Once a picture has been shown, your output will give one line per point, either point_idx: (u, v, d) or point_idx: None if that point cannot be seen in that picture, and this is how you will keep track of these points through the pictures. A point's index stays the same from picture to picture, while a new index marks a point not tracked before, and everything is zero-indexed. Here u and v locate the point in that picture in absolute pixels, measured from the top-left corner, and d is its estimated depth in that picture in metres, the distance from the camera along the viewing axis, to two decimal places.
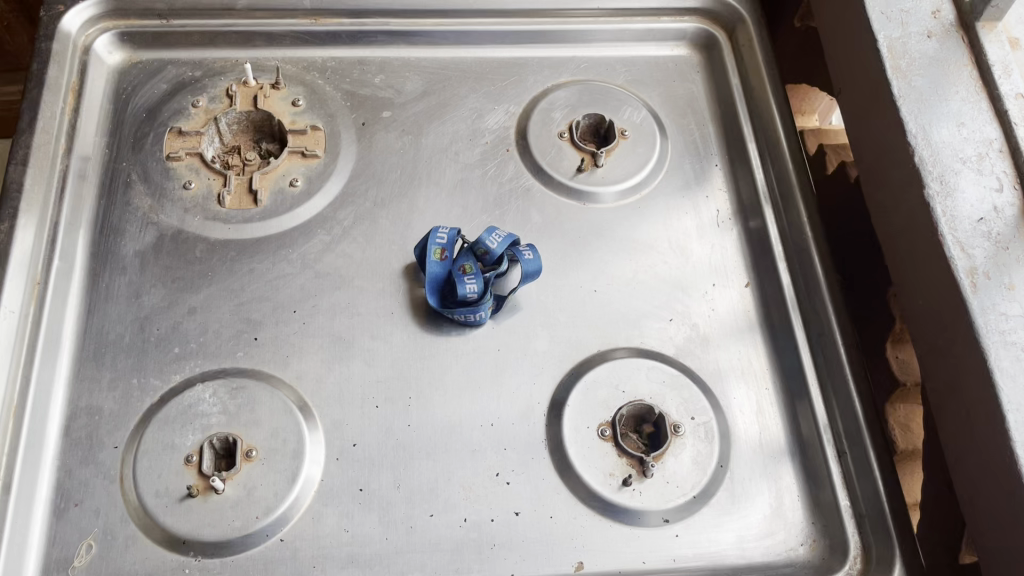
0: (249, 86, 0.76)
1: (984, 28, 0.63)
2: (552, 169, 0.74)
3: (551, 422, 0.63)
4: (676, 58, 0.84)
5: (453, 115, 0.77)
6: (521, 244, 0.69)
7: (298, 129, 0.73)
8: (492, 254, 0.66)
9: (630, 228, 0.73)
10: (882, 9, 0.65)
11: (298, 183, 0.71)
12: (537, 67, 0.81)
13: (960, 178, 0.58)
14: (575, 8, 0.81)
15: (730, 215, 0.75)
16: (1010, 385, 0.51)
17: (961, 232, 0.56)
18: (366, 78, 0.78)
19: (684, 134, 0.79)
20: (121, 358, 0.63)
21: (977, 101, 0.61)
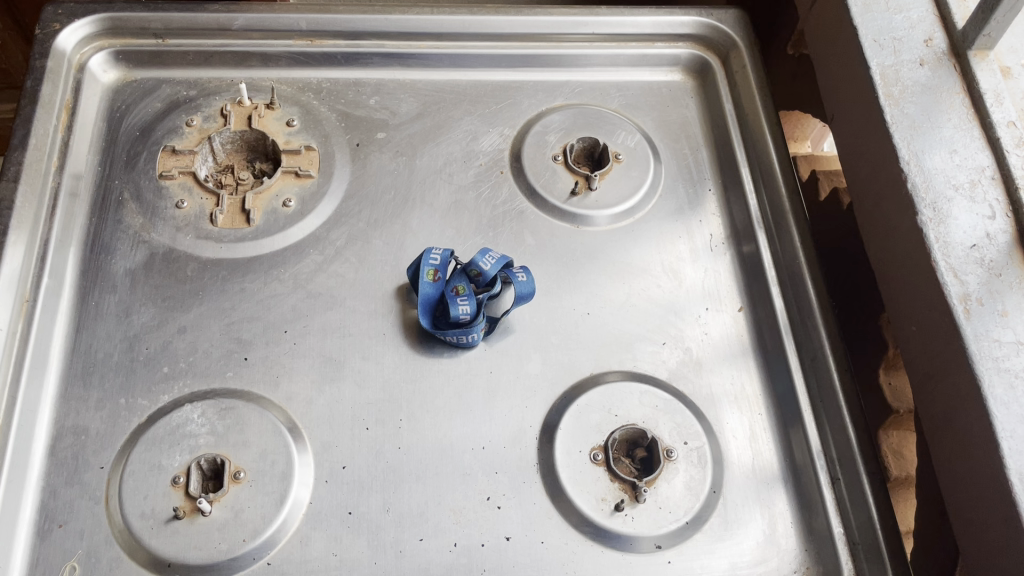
0: (244, 106, 0.76)
1: (976, 56, 0.63)
2: (546, 192, 0.74)
3: (542, 445, 0.62)
4: (670, 83, 0.85)
5: (448, 137, 0.77)
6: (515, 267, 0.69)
7: (292, 149, 0.73)
8: (488, 272, 0.66)
9: (623, 251, 0.73)
10: (874, 37, 0.65)
11: (291, 204, 0.71)
12: (531, 91, 0.81)
13: (953, 205, 0.58)
14: (570, 33, 0.82)
15: (723, 239, 0.75)
16: (1004, 412, 0.51)
17: (954, 258, 0.56)
18: (362, 99, 0.79)
19: (677, 158, 0.79)
20: (109, 377, 0.62)
21: (969, 128, 0.61)
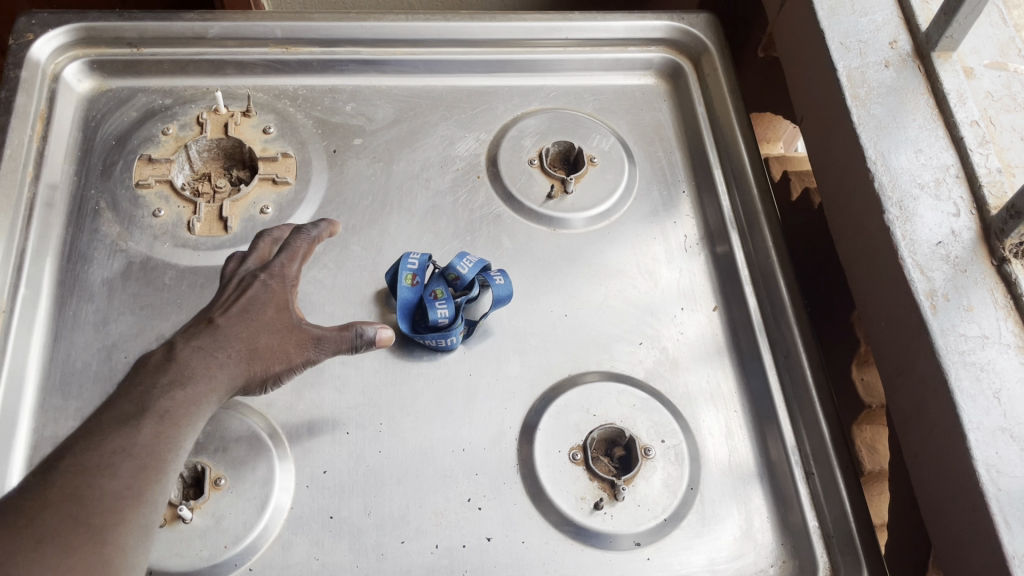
0: (220, 114, 0.76)
1: (940, 58, 0.65)
2: (522, 196, 0.75)
3: (522, 446, 0.63)
4: (644, 87, 0.86)
5: (424, 143, 0.78)
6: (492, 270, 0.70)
7: (269, 156, 0.74)
8: (466, 275, 0.67)
9: (599, 253, 0.74)
10: (841, 40, 0.67)
11: (268, 211, 0.71)
12: (506, 96, 0.82)
13: (918, 203, 0.59)
14: (544, 38, 0.82)
15: (697, 240, 0.76)
16: (970, 404, 0.52)
17: (921, 255, 0.57)
18: (338, 106, 0.79)
19: (651, 161, 0.80)
20: (88, 386, 0.62)
21: (934, 128, 0.62)
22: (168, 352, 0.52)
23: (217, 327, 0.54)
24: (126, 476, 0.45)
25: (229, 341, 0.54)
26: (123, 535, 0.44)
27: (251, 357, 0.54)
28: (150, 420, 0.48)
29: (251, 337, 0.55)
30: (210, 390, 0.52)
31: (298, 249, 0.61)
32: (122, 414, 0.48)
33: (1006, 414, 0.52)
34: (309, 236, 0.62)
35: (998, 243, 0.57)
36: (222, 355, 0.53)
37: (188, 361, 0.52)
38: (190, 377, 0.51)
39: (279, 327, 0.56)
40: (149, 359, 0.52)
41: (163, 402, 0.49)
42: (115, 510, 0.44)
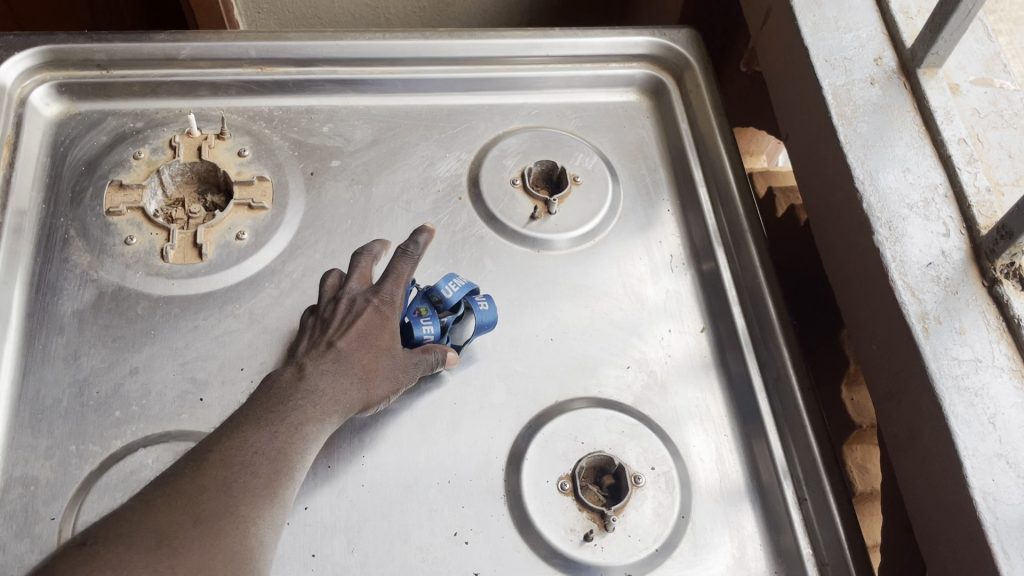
0: (193, 137, 0.74)
1: (926, 75, 0.64)
2: (505, 217, 0.74)
3: (509, 477, 0.61)
4: (626, 104, 0.84)
5: (404, 164, 0.76)
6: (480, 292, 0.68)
7: (244, 180, 0.72)
8: (454, 300, 0.64)
9: (584, 274, 0.72)
10: (826, 57, 0.66)
11: (244, 237, 0.69)
12: (487, 114, 0.81)
13: (907, 224, 0.58)
14: (524, 55, 0.81)
15: (683, 259, 0.75)
16: (965, 430, 0.51)
17: (911, 277, 0.56)
18: (315, 127, 0.77)
19: (635, 179, 0.79)
20: (59, 423, 0.60)
21: (921, 147, 0.61)
22: (298, 371, 0.56)
23: (338, 350, 0.58)
24: (264, 474, 0.50)
25: (348, 363, 0.58)
26: (262, 529, 0.47)
27: (365, 378, 0.58)
28: (292, 429, 0.53)
29: (366, 360, 0.59)
30: (334, 410, 0.56)
31: (403, 268, 0.63)
32: (270, 423, 0.52)
33: (1001, 440, 0.51)
34: (412, 257, 0.63)
35: (989, 263, 0.56)
36: (343, 379, 0.57)
37: (317, 382, 0.56)
38: (323, 397, 0.55)
39: (389, 351, 0.60)
40: (284, 376, 0.56)
41: (297, 416, 0.53)
42: (261, 501, 0.48)
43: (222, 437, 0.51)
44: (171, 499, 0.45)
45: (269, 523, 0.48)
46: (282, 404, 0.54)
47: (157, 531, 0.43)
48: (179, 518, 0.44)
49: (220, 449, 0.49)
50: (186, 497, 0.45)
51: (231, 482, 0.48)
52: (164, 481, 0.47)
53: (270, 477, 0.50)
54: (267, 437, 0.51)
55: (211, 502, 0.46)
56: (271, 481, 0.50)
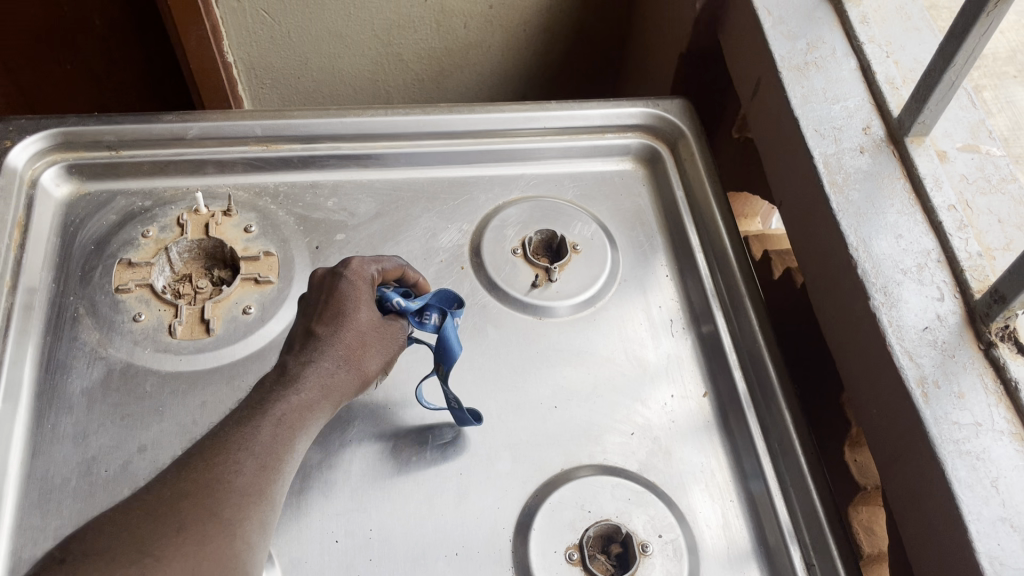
0: (200, 214, 0.76)
1: (913, 143, 0.66)
2: (506, 285, 0.75)
3: (516, 547, 0.61)
4: (622, 172, 0.86)
5: (406, 235, 0.78)
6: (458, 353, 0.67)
7: (251, 256, 0.73)
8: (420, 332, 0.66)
9: (586, 341, 0.73)
10: (816, 127, 0.67)
11: (251, 311, 0.71)
12: (487, 185, 0.83)
13: (902, 289, 0.59)
14: (522, 128, 0.83)
15: (683, 324, 0.76)
16: (969, 495, 0.52)
17: (908, 341, 0.57)
18: (319, 201, 0.79)
19: (633, 245, 0.81)
20: (68, 503, 0.60)
21: (912, 213, 0.63)
22: (283, 369, 0.59)
23: (319, 336, 0.61)
24: (248, 474, 0.51)
25: (333, 346, 0.61)
26: (249, 531, 0.49)
27: (351, 356, 0.61)
28: (279, 417, 0.55)
29: (352, 339, 0.61)
30: (326, 398, 0.59)
31: (391, 270, 0.66)
32: (258, 415, 0.55)
33: (1005, 503, 0.51)
34: (393, 260, 0.66)
35: (984, 326, 0.57)
36: (326, 364, 0.60)
37: (302, 368, 0.59)
38: (309, 382, 0.58)
39: (372, 330, 0.63)
40: (269, 378, 0.59)
41: (283, 407, 0.56)
42: (250, 487, 0.50)
43: (212, 433, 0.54)
44: (158, 495, 0.48)
45: (259, 508, 0.50)
46: (269, 394, 0.57)
47: (137, 543, 0.44)
48: (161, 524, 0.46)
49: (208, 444, 0.52)
50: (173, 493, 0.48)
51: (217, 470, 0.50)
52: (154, 483, 0.49)
53: (261, 463, 0.52)
54: (253, 425, 0.54)
55: (197, 492, 0.48)
56: (262, 465, 0.52)
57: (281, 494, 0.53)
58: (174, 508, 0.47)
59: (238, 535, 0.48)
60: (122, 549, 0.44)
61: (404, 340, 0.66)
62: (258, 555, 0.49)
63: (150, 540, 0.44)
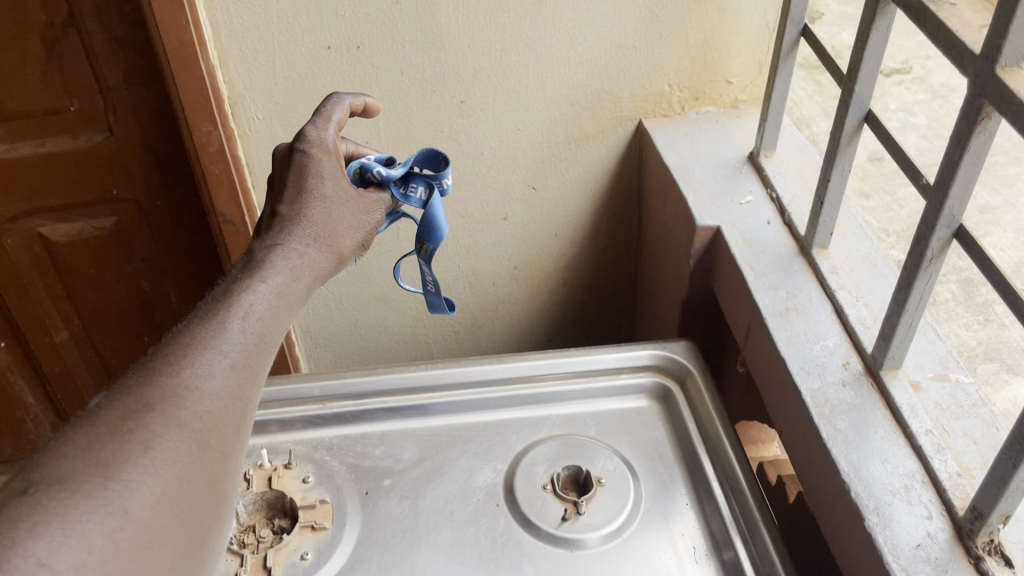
0: (264, 468, 0.86)
1: (889, 375, 0.74)
2: (539, 519, 0.82)
3: None
4: (639, 407, 0.94)
5: (446, 477, 0.86)
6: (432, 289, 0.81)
7: (308, 504, 0.82)
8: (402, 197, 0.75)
9: (615, 570, 0.78)
10: (801, 365, 0.77)
11: (307, 556, 0.78)
12: (518, 427, 0.92)
13: (893, 509, 0.65)
14: (546, 373, 0.95)
15: (705, 549, 0.80)
16: None
17: (904, 558, 0.62)
18: (368, 450, 0.89)
19: (654, 475, 0.87)
20: None
21: (895, 438, 0.71)
22: (251, 255, 0.62)
23: (286, 215, 0.65)
24: (212, 386, 0.51)
25: (306, 220, 0.65)
26: (227, 457, 0.50)
27: (323, 239, 0.65)
28: (250, 330, 0.55)
29: (325, 213, 0.66)
30: (294, 277, 0.62)
31: (340, 117, 0.72)
32: (230, 318, 0.55)
33: None
34: (341, 103, 0.72)
35: (971, 541, 0.62)
36: (295, 245, 0.63)
37: (273, 259, 0.61)
38: (276, 275, 0.60)
39: (347, 202, 0.68)
40: (238, 266, 0.61)
41: (241, 297, 0.57)
42: (223, 419, 0.50)
43: (173, 339, 0.53)
44: (127, 413, 0.47)
45: (231, 440, 0.51)
46: (240, 285, 0.58)
47: (103, 465, 0.44)
48: (129, 448, 0.45)
49: (174, 348, 0.52)
50: (145, 410, 0.47)
51: (186, 392, 0.49)
52: (113, 393, 0.48)
53: (232, 385, 0.52)
54: (225, 337, 0.54)
55: (167, 417, 0.48)
56: (231, 394, 0.52)
57: (249, 417, 0.53)
58: (146, 432, 0.47)
59: (210, 469, 0.48)
60: (91, 473, 0.44)
61: (378, 224, 0.72)
62: (218, 514, 0.49)
63: (120, 464, 0.44)
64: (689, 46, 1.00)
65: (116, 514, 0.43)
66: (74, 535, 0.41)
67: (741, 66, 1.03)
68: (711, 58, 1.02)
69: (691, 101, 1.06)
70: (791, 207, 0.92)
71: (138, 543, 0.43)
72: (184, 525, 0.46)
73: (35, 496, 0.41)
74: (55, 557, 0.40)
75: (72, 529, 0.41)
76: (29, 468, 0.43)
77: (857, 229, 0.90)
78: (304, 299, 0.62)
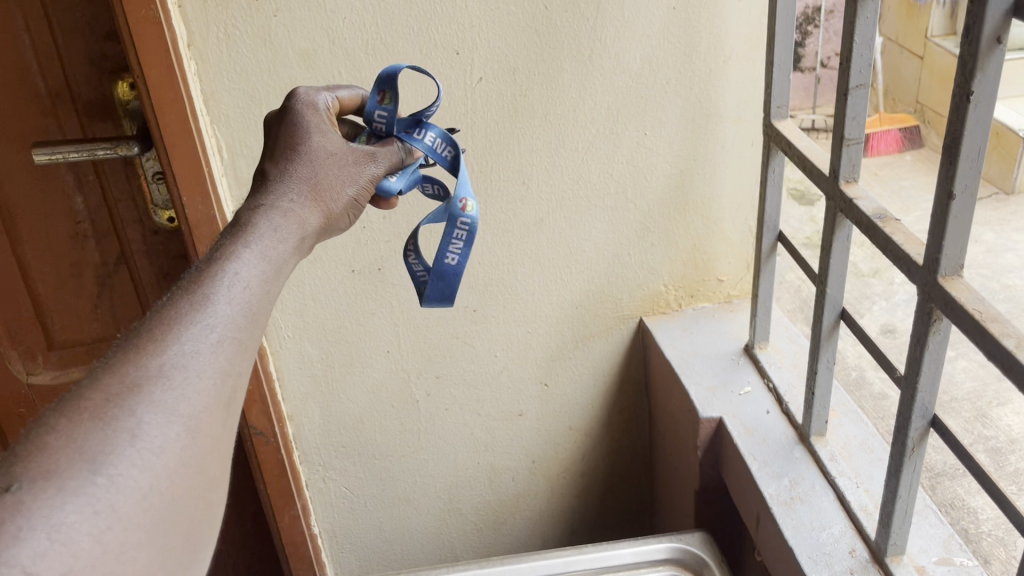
0: None
1: (894, 560, 0.77)
2: None
3: None
4: None
5: None
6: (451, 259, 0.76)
7: None
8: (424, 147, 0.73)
9: None
10: (809, 553, 0.80)
11: None
12: None
13: None
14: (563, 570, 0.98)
15: None
16: None
17: None
18: None
19: None
20: None
21: None
22: (245, 216, 0.60)
23: (286, 171, 0.64)
24: (201, 362, 0.48)
25: (296, 180, 0.64)
26: (218, 430, 0.48)
27: (314, 197, 0.64)
28: (240, 296, 0.53)
29: (314, 170, 0.65)
30: (289, 236, 0.60)
31: (346, 98, 0.73)
32: (219, 284, 0.53)
33: None
34: (353, 90, 0.74)
35: None
36: (292, 203, 0.62)
37: (259, 222, 0.59)
38: (265, 240, 0.58)
39: (338, 155, 0.67)
40: (230, 227, 0.59)
41: (234, 256, 0.55)
42: (212, 398, 0.48)
43: (159, 309, 0.51)
44: (111, 395, 0.45)
45: (224, 421, 0.49)
46: (228, 246, 0.56)
47: (86, 457, 0.42)
48: (112, 433, 0.44)
49: (160, 321, 0.49)
50: (127, 392, 0.45)
51: (171, 370, 0.47)
52: (96, 372, 0.46)
53: (221, 361, 0.49)
54: (213, 306, 0.51)
55: (150, 398, 0.46)
56: (220, 370, 0.49)
57: (240, 392, 0.51)
58: (130, 418, 0.45)
59: (200, 454, 0.47)
60: (74, 465, 0.42)
61: (378, 177, 0.70)
62: (210, 502, 0.47)
63: (104, 456, 0.43)
64: (680, 251, 1.10)
65: (103, 513, 0.42)
66: (60, 537, 0.40)
67: (729, 265, 1.13)
68: (701, 260, 1.11)
69: (687, 299, 1.14)
70: (787, 395, 0.98)
71: (124, 539, 0.42)
72: (173, 518, 0.45)
73: (17, 494, 0.40)
74: (41, 563, 0.39)
75: (58, 530, 0.40)
76: (11, 457, 0.42)
77: (853, 414, 0.94)
78: (294, 258, 0.61)
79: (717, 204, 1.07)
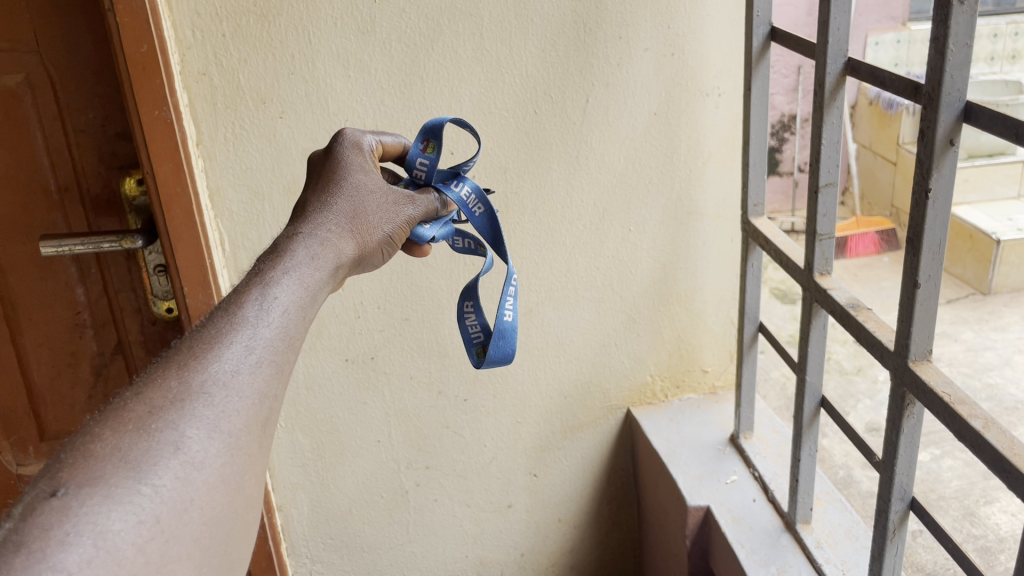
0: None
1: None
2: None
3: None
4: None
5: None
6: (497, 331, 0.80)
7: None
8: (459, 199, 0.76)
9: None
10: None
11: None
12: None
13: None
14: None
15: None
16: None
17: None
18: None
19: None
20: None
21: None
22: (289, 239, 0.61)
23: (328, 203, 0.65)
24: (243, 379, 0.48)
25: (335, 210, 0.65)
26: (256, 453, 0.48)
27: (352, 230, 0.65)
28: (283, 316, 0.53)
29: (353, 206, 0.66)
30: (328, 263, 0.60)
31: (389, 144, 0.76)
32: (263, 303, 0.52)
33: None
34: (398, 140, 0.77)
35: None
36: (333, 233, 0.63)
37: (300, 247, 0.59)
38: (308, 264, 0.58)
39: (377, 194, 0.68)
40: (270, 249, 0.59)
41: (277, 276, 0.55)
42: (252, 417, 0.48)
43: (201, 327, 0.50)
44: (154, 408, 0.45)
45: (260, 440, 0.48)
46: (269, 268, 0.56)
47: (129, 467, 0.42)
48: (155, 447, 0.43)
49: (204, 336, 0.49)
50: (170, 404, 0.45)
51: (214, 386, 0.47)
52: (139, 384, 0.46)
53: (262, 380, 0.49)
54: (258, 325, 0.51)
55: (192, 412, 0.46)
56: (259, 392, 0.49)
57: (278, 414, 0.50)
58: (173, 431, 0.44)
59: (237, 472, 0.46)
60: (119, 473, 0.42)
61: (412, 220, 0.71)
62: (246, 522, 0.47)
63: (149, 466, 0.43)
64: (665, 341, 1.13)
65: (147, 522, 0.41)
66: (105, 544, 0.39)
67: (713, 356, 1.16)
68: (686, 350, 1.15)
69: (673, 389, 1.17)
70: (773, 483, 1.00)
71: (164, 551, 0.42)
72: (212, 533, 0.44)
73: (63, 500, 0.40)
74: (87, 568, 0.38)
75: (104, 537, 0.40)
76: (55, 464, 0.41)
77: (837, 502, 0.96)
78: (330, 287, 0.61)
79: (699, 297, 1.12)
